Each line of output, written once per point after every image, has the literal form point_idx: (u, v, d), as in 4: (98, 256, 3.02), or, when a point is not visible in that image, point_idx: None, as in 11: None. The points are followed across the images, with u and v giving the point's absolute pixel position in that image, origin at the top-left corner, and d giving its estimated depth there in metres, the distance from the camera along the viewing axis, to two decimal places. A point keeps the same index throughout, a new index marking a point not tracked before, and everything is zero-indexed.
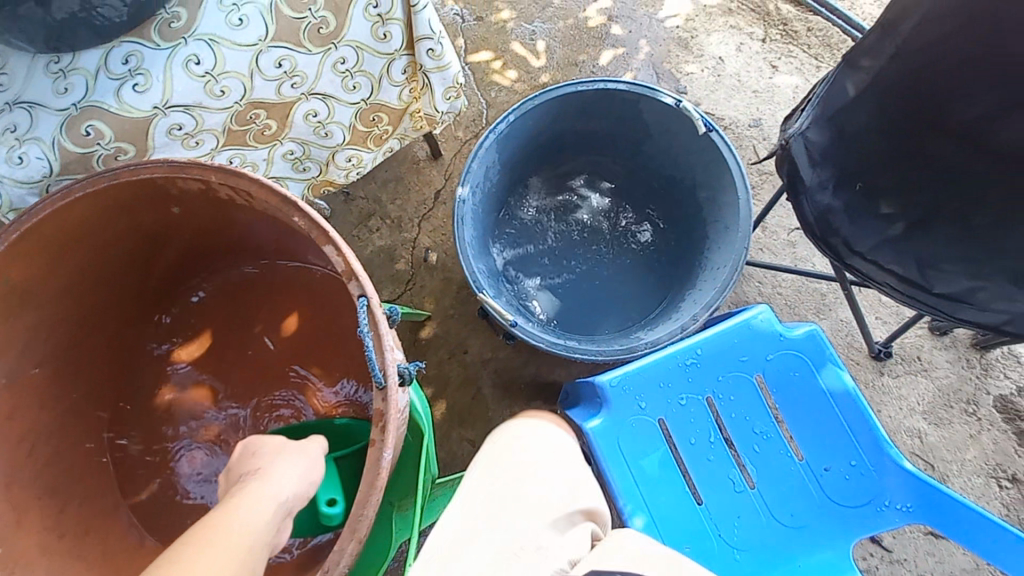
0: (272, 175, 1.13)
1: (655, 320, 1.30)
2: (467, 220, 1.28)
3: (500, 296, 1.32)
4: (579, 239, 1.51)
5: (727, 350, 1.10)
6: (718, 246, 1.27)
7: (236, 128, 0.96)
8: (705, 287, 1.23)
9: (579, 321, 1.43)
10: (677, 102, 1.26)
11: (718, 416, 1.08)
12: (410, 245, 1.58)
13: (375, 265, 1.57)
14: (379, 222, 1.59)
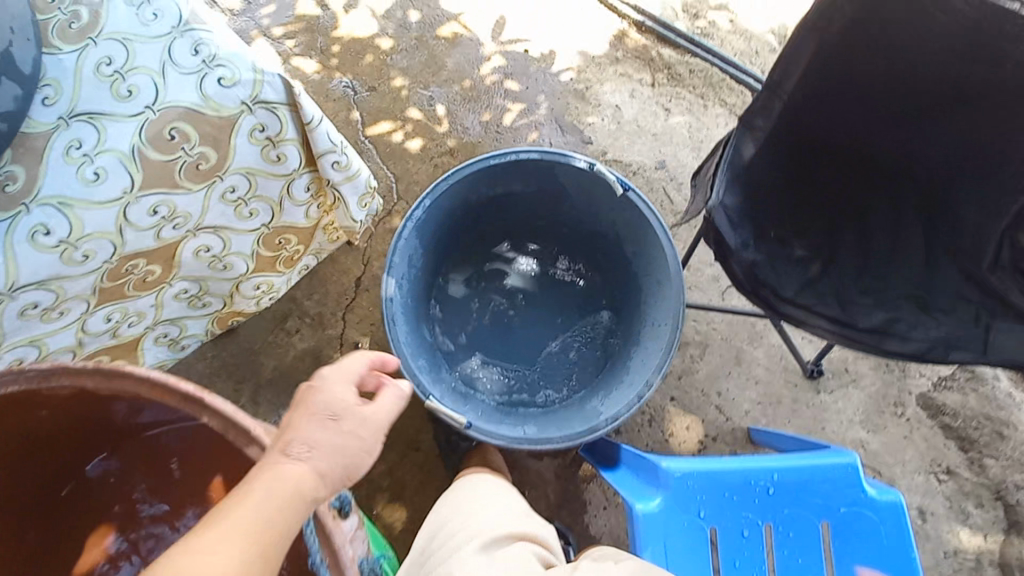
0: (163, 318, 1.04)
1: (607, 386, 1.29)
2: (399, 319, 1.19)
3: (446, 392, 1.25)
4: (516, 307, 1.47)
5: (808, 486, 1.05)
6: (653, 302, 1.28)
7: (109, 285, 0.82)
8: (646, 346, 1.24)
9: (530, 393, 1.38)
10: (591, 166, 1.27)
11: (772, 554, 1.03)
12: (337, 342, 1.46)
13: (301, 370, 1.44)
14: (299, 322, 1.47)
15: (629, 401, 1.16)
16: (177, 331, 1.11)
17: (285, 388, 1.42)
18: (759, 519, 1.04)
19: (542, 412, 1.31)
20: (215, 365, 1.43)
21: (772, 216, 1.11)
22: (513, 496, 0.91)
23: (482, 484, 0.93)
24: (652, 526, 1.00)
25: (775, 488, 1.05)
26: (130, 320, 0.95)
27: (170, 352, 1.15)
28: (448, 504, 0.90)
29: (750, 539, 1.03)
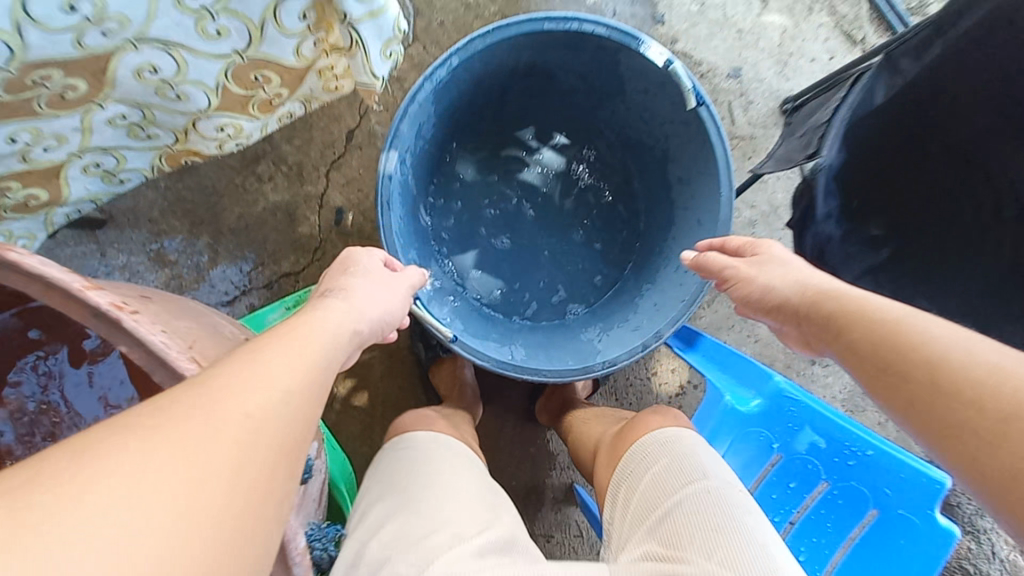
0: (91, 146, 0.77)
1: (608, 320, 1.18)
2: (395, 201, 1.00)
3: (434, 292, 1.11)
4: (528, 206, 1.28)
5: (888, 474, 0.92)
6: (684, 244, 1.13)
7: (9, 98, 0.59)
8: (662, 290, 1.12)
9: (523, 307, 1.26)
10: (668, 63, 1.02)
11: (810, 503, 0.97)
12: (315, 201, 1.25)
13: (271, 225, 1.25)
14: (273, 169, 1.24)
15: (627, 345, 1.06)
16: (111, 164, 0.85)
17: (249, 242, 1.25)
18: (821, 471, 0.96)
19: (532, 332, 1.20)
20: (170, 198, 1.23)
21: (847, 183, 0.95)
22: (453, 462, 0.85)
23: (410, 462, 0.84)
24: (730, 418, 0.98)
25: (857, 459, 0.94)
26: (44, 144, 0.71)
27: (103, 184, 0.89)
28: (379, 489, 0.81)
29: (798, 482, 0.97)
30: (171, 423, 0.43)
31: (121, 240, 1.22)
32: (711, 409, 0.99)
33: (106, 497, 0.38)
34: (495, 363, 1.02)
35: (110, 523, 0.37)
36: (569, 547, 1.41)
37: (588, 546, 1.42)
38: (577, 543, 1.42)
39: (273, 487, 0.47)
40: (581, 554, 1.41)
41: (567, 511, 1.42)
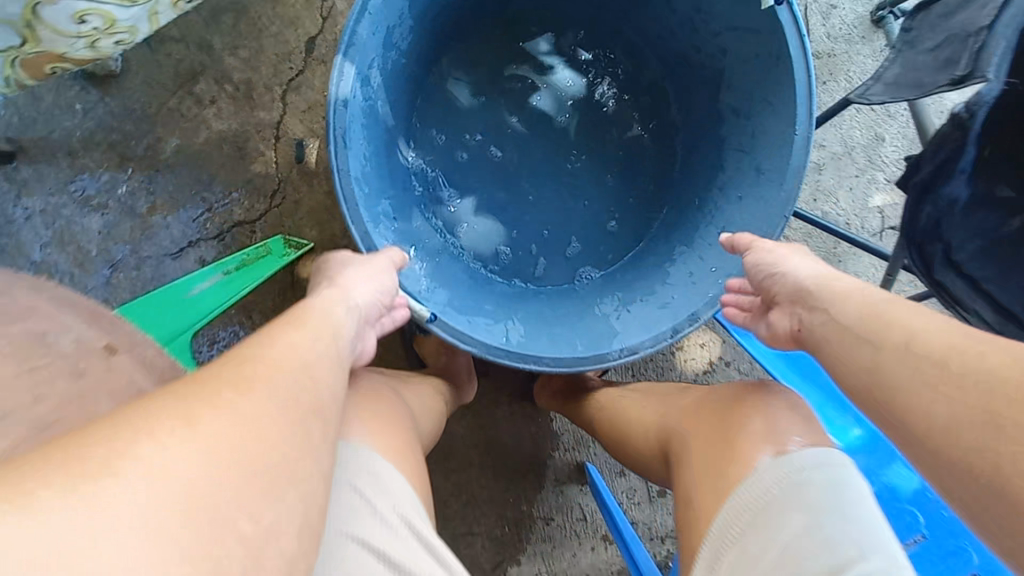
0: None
1: (629, 286, 0.94)
2: (355, 134, 0.75)
3: (411, 254, 0.88)
4: (537, 139, 1.02)
5: (949, 548, 0.85)
6: (733, 197, 0.87)
7: None
8: (703, 256, 0.88)
9: (529, 269, 1.02)
10: None
11: (912, 545, 0.85)
12: (270, 131, 1.01)
13: (216, 161, 1.02)
14: (215, 89, 0.99)
15: (655, 328, 0.83)
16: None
17: (193, 182, 1.02)
18: (919, 522, 0.86)
19: (537, 301, 0.97)
20: (94, 125, 1.00)
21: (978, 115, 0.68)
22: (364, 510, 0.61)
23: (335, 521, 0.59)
24: None
25: (922, 518, 0.86)
26: None
27: None
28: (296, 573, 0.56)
29: None
30: (173, 410, 0.41)
31: (38, 177, 1.00)
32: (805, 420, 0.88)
33: (115, 495, 0.35)
34: (486, 352, 0.80)
35: (126, 516, 0.35)
36: (570, 532, 1.27)
37: (591, 531, 1.27)
38: (579, 527, 1.27)
39: (294, 469, 0.45)
40: (583, 539, 1.27)
41: (570, 493, 1.27)
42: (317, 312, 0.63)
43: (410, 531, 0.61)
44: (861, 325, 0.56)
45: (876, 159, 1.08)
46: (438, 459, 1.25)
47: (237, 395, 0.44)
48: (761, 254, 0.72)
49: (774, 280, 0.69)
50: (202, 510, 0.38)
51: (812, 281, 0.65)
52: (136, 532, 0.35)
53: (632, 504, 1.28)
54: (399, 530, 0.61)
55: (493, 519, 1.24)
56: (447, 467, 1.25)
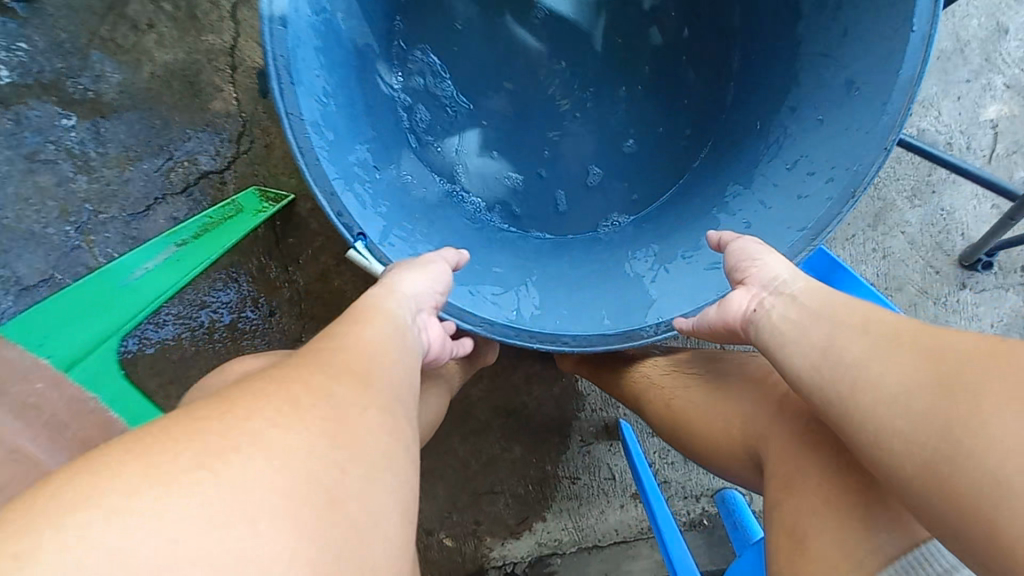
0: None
1: (668, 236, 0.76)
2: (304, 56, 0.60)
3: (401, 212, 0.72)
4: (553, 53, 0.82)
5: None
6: (810, 120, 0.68)
7: None
8: (764, 199, 0.70)
9: (554, 215, 0.83)
10: None
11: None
12: (224, 59, 0.86)
13: (170, 103, 0.87)
14: (152, 9, 0.85)
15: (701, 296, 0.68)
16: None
17: (146, 128, 0.87)
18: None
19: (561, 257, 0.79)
20: (23, 65, 0.85)
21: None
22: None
23: None
24: None
25: None
26: None
27: None
28: None
29: None
30: (274, 400, 0.39)
31: None
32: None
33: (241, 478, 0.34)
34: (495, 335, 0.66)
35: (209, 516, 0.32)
36: (598, 490, 1.19)
37: (620, 489, 1.19)
38: (608, 486, 1.19)
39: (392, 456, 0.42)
40: (612, 497, 1.19)
41: (597, 453, 1.19)
42: (381, 323, 0.53)
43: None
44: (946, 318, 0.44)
45: (996, 57, 0.84)
46: (456, 420, 1.17)
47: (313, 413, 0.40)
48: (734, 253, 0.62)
49: (745, 274, 0.60)
50: (325, 494, 0.36)
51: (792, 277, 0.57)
52: (264, 512, 0.33)
53: (664, 463, 1.18)
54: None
55: (517, 478, 1.18)
56: (465, 428, 1.17)
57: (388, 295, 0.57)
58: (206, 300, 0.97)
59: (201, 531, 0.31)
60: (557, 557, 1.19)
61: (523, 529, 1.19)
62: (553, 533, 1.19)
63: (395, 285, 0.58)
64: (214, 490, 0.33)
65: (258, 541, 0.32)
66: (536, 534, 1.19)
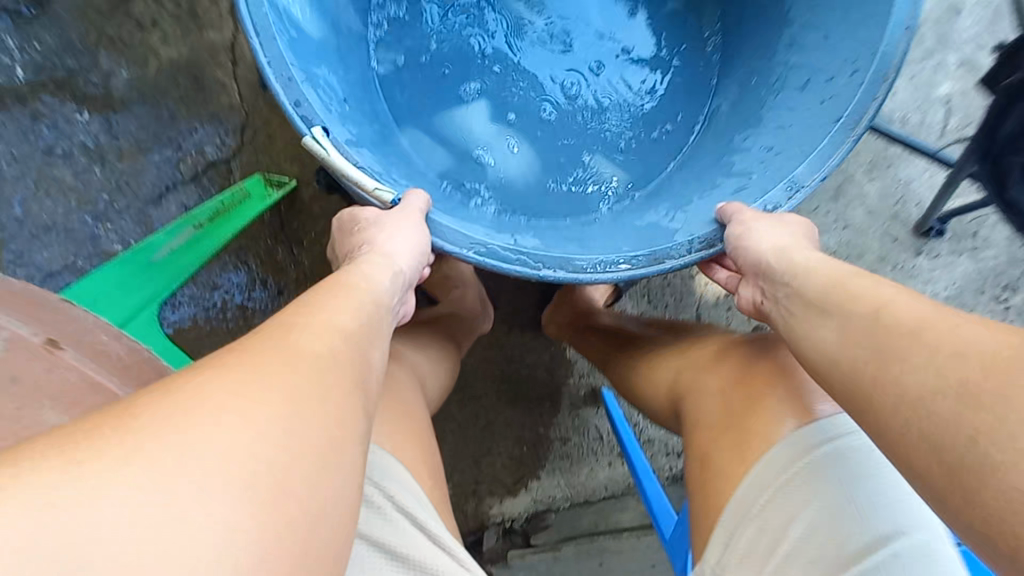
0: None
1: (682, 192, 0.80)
2: None
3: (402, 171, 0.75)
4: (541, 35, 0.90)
5: None
6: (814, 39, 0.76)
7: None
8: (783, 126, 0.76)
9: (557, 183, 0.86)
10: None
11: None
12: (225, 55, 0.91)
13: (175, 96, 0.92)
14: (155, 9, 0.89)
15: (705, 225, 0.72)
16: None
17: (153, 120, 0.93)
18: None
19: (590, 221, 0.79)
20: (36, 63, 0.90)
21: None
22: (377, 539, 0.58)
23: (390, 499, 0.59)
24: None
25: None
26: None
27: None
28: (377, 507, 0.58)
29: None
30: (236, 371, 0.40)
31: None
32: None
33: (213, 439, 0.35)
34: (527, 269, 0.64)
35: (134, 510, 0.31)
36: (587, 450, 1.28)
37: (608, 448, 1.29)
38: (596, 445, 1.29)
39: (354, 427, 0.43)
40: (601, 455, 1.28)
41: (586, 414, 1.28)
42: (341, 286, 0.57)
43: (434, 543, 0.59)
44: (847, 283, 0.53)
45: (949, 38, 0.90)
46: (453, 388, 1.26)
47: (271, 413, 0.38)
48: (732, 229, 0.67)
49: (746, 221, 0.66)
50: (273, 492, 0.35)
51: (794, 261, 0.60)
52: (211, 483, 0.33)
53: (648, 423, 1.28)
54: (397, 521, 0.58)
55: (512, 441, 1.26)
56: (462, 395, 1.25)
57: (375, 272, 0.60)
58: (217, 282, 1.02)
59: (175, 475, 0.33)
60: (552, 512, 1.28)
61: (519, 487, 1.27)
62: (547, 490, 1.27)
63: (381, 257, 0.62)
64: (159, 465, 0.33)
65: (210, 503, 0.33)
66: (531, 491, 1.27)
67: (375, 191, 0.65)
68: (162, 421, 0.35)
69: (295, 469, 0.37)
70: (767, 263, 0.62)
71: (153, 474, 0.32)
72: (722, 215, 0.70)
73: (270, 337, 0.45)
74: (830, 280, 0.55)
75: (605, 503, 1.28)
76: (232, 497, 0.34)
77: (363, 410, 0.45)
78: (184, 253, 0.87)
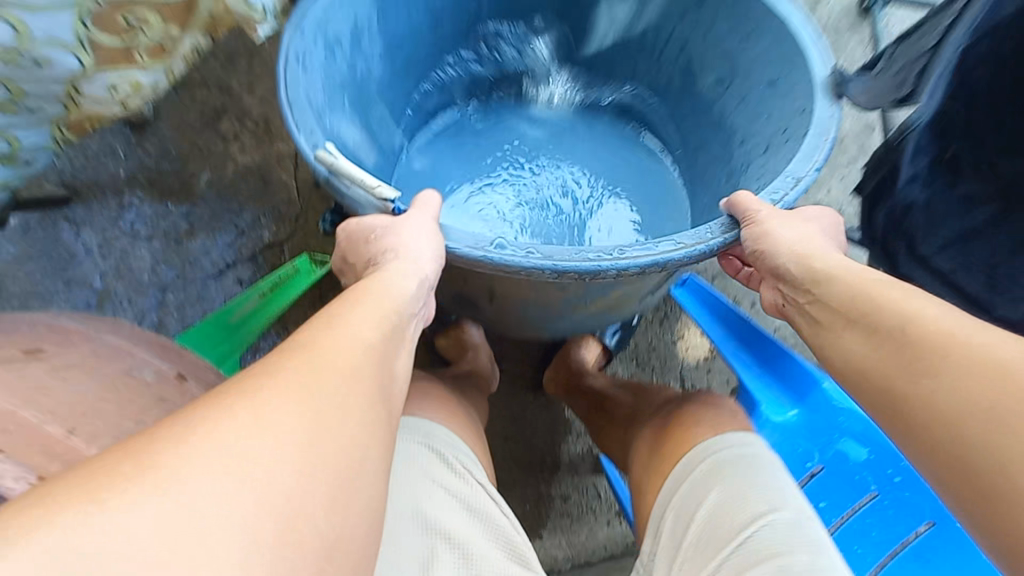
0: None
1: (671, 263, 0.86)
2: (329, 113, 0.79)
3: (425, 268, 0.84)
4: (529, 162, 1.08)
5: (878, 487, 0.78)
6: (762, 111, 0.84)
7: None
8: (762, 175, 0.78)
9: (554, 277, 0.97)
10: None
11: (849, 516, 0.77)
12: (289, 160, 1.13)
13: (245, 192, 1.13)
14: (237, 126, 1.11)
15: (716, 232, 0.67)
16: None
17: (224, 210, 1.13)
18: (871, 482, 0.78)
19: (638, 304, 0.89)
20: (136, 166, 1.12)
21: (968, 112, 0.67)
22: (423, 472, 0.63)
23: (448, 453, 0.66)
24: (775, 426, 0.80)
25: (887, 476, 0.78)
26: None
27: (8, 170, 0.78)
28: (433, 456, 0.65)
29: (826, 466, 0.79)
30: (251, 387, 0.40)
31: (94, 216, 1.12)
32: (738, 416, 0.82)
33: (236, 452, 0.36)
34: (531, 266, 0.63)
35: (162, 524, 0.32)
36: (586, 508, 1.35)
37: (606, 506, 1.36)
38: (595, 504, 1.36)
39: (374, 437, 0.43)
40: (600, 514, 1.35)
41: (585, 473, 1.36)
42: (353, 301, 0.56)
43: (476, 481, 0.65)
44: None
45: (869, 146, 1.12)
46: None
47: (285, 424, 0.38)
48: (749, 229, 0.66)
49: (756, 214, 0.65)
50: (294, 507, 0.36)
51: (816, 256, 0.62)
52: (238, 492, 0.34)
53: None
54: (458, 471, 0.65)
55: (516, 499, 1.32)
56: None
57: (390, 284, 0.59)
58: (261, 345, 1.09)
59: (200, 486, 0.34)
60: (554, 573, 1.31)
61: None
62: (550, 550, 1.31)
63: (394, 268, 0.60)
64: (183, 480, 0.33)
65: (235, 508, 0.34)
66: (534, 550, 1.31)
67: (378, 189, 0.67)
68: (178, 440, 0.35)
69: (310, 488, 0.37)
70: (788, 269, 0.63)
71: (177, 483, 0.33)
72: (731, 206, 0.68)
73: (280, 354, 0.45)
74: (851, 291, 0.57)
75: (607, 564, 1.32)
76: (258, 505, 0.34)
77: (382, 420, 0.45)
78: (248, 321, 1.02)
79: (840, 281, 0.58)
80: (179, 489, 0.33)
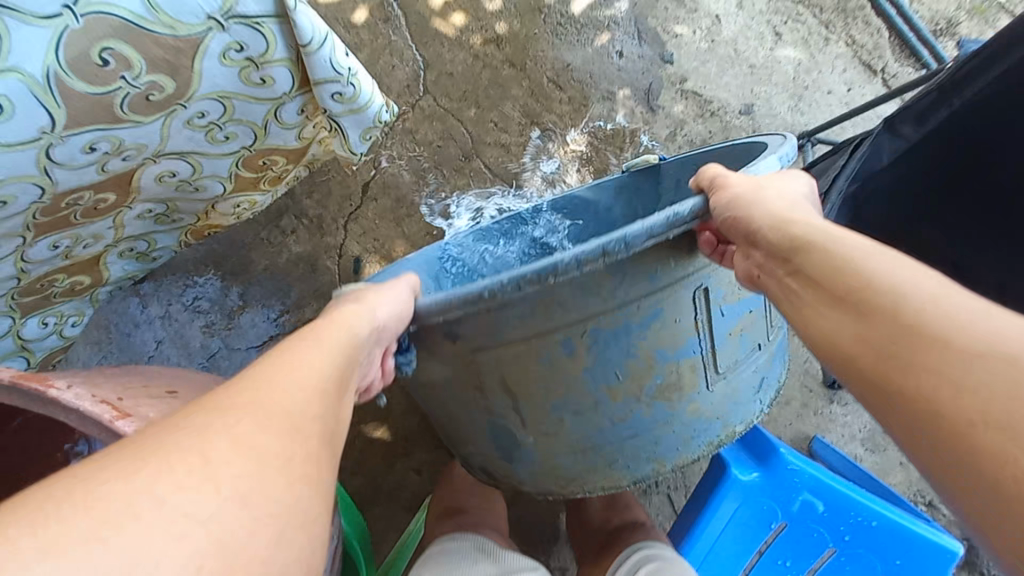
0: (166, 150, 0.65)
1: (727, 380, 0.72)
2: None
3: None
4: None
5: (846, 536, 0.92)
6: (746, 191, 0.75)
7: (79, 220, 0.70)
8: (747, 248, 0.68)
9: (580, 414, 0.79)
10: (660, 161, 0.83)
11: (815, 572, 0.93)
12: (335, 252, 1.29)
13: (295, 275, 1.30)
14: (296, 223, 1.30)
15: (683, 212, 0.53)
16: (218, 113, 0.63)
17: (278, 291, 1.30)
18: (828, 539, 0.92)
19: (704, 400, 0.67)
20: (206, 252, 1.31)
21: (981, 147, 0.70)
22: (467, 548, 0.82)
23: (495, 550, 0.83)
24: (741, 493, 0.92)
25: (861, 527, 0.91)
26: (84, 243, 0.78)
27: (140, 263, 0.95)
28: (478, 550, 0.83)
29: (801, 525, 0.93)
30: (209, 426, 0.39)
31: (161, 292, 1.30)
32: (712, 480, 0.94)
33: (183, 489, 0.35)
34: (486, 282, 0.50)
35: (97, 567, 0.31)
36: None
37: None
38: None
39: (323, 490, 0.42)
40: None
41: None
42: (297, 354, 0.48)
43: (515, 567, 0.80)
44: None
45: None
46: None
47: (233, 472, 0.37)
48: (715, 197, 0.55)
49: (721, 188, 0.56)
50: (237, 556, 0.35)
51: (797, 221, 0.52)
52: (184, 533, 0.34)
53: None
54: (499, 557, 0.82)
55: None
56: None
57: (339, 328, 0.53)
58: None
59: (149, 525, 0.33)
60: None
61: None
62: None
63: (345, 317, 0.54)
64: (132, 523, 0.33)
65: (170, 550, 0.33)
66: None
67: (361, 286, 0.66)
68: (133, 470, 0.35)
69: (260, 533, 0.36)
70: (763, 235, 0.53)
71: (119, 535, 0.32)
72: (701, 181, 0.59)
73: (227, 395, 0.42)
74: (843, 260, 0.47)
75: None
76: (191, 550, 0.34)
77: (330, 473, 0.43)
78: None
79: (820, 247, 0.49)
80: (120, 537, 0.32)
